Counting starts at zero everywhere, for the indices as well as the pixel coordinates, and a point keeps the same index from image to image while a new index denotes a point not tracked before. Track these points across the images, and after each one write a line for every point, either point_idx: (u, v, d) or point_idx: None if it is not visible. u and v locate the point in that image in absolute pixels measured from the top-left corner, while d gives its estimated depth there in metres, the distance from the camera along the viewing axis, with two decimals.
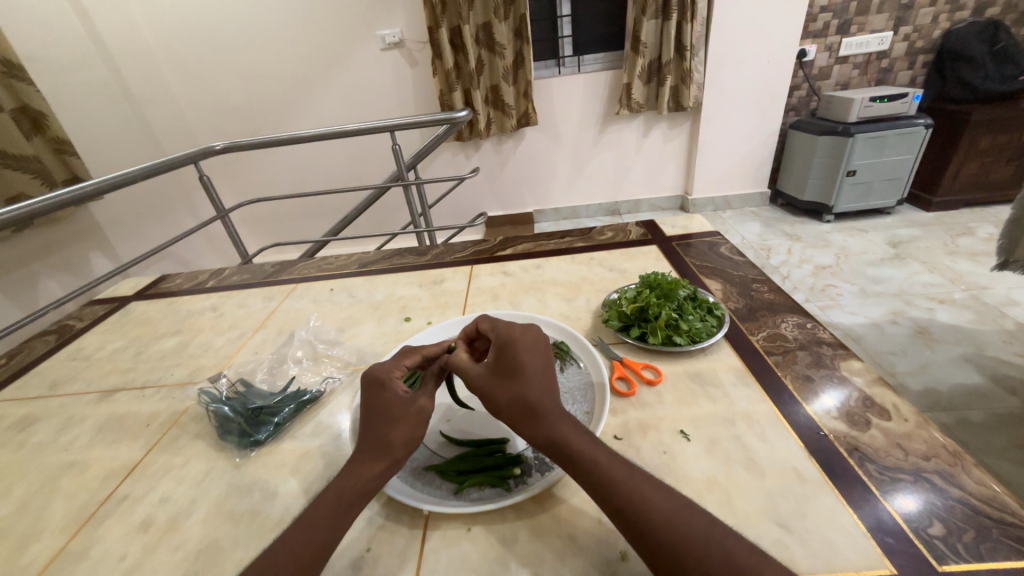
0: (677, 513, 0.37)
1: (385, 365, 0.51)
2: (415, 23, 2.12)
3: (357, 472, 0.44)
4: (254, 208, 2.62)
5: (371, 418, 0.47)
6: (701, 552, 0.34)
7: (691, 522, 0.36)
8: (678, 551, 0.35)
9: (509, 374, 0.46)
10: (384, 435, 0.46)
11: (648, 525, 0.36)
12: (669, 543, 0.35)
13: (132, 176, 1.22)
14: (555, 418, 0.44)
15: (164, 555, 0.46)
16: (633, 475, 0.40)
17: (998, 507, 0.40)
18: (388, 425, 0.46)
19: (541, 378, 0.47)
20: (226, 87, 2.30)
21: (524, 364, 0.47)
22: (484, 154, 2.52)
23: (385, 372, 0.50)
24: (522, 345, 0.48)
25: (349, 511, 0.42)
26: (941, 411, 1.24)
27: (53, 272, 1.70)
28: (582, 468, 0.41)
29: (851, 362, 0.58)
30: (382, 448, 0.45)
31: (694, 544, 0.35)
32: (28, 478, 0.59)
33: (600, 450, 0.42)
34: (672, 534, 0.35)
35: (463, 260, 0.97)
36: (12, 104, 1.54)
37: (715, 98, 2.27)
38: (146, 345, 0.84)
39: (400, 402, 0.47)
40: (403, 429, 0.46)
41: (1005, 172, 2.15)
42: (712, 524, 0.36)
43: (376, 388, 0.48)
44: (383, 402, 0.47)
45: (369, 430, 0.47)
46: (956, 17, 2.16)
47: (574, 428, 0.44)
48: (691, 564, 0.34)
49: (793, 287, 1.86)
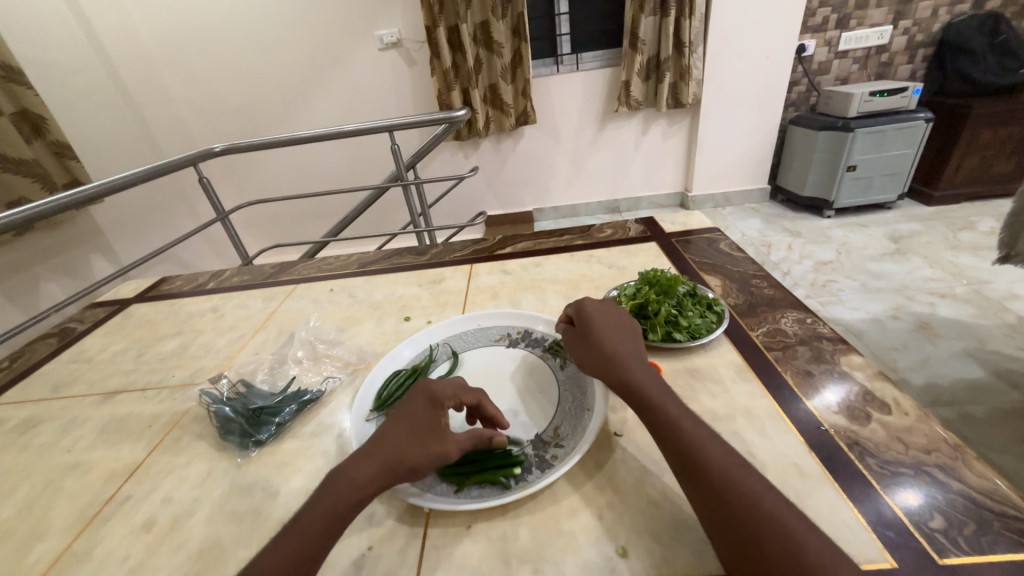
0: (730, 466, 0.39)
1: (447, 386, 0.48)
2: (412, 23, 2.12)
3: (349, 488, 0.40)
4: (254, 210, 2.62)
5: (404, 435, 0.44)
6: (747, 500, 0.36)
7: (743, 475, 0.38)
8: (726, 494, 0.37)
9: (604, 329, 0.52)
10: (405, 452, 0.42)
11: (704, 468, 0.39)
12: (720, 487, 0.37)
13: (131, 178, 1.22)
14: (642, 367, 0.48)
15: (167, 554, 0.46)
16: (698, 428, 0.42)
17: (999, 500, 0.40)
18: (415, 445, 0.43)
19: (627, 334, 0.52)
20: (224, 89, 2.30)
21: (612, 325, 0.53)
22: (483, 153, 2.52)
23: (447, 397, 0.47)
24: (601, 320, 0.54)
25: (328, 535, 0.39)
26: (944, 406, 1.24)
27: (55, 275, 1.71)
28: (652, 410, 0.44)
29: (851, 356, 0.58)
30: (391, 466, 0.42)
31: (741, 492, 0.36)
32: (31, 480, 0.59)
33: (670, 401, 0.44)
34: (726, 480, 0.37)
35: (462, 259, 0.97)
36: (11, 109, 1.55)
37: (713, 94, 2.26)
38: (148, 347, 0.84)
39: (440, 431, 0.44)
40: (426, 454, 0.42)
41: (1005, 166, 2.15)
42: (762, 483, 0.37)
43: (433, 411, 0.45)
44: (426, 424, 0.44)
45: (388, 439, 0.44)
46: (955, 11, 2.15)
47: (656, 378, 0.47)
48: (736, 509, 0.36)
49: (794, 282, 1.85)
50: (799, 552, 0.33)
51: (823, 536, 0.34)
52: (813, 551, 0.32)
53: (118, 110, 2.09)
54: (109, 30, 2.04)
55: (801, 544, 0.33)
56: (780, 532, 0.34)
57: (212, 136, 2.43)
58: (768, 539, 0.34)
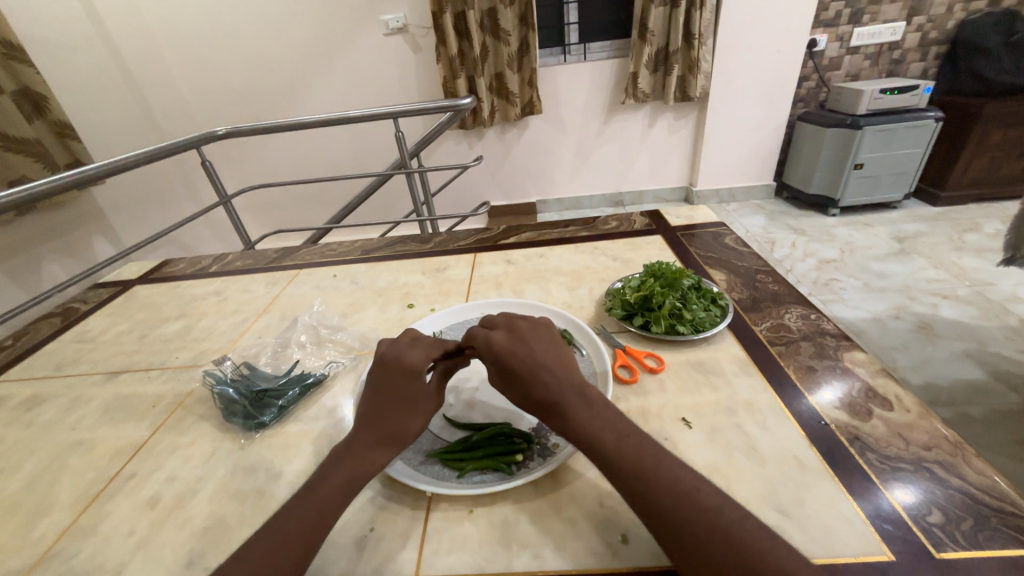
0: (680, 488, 0.37)
1: (410, 355, 0.50)
2: (418, 7, 2.09)
3: (352, 462, 0.44)
4: (256, 195, 2.62)
5: (387, 405, 0.47)
6: (706, 530, 0.34)
7: (698, 499, 0.36)
8: (681, 528, 0.35)
9: (528, 360, 0.47)
10: (397, 424, 0.47)
11: (654, 503, 0.37)
12: (674, 521, 0.35)
13: (133, 160, 1.21)
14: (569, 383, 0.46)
15: (171, 531, 0.47)
16: (641, 453, 0.40)
17: (997, 496, 0.40)
18: (409, 416, 0.47)
19: (550, 353, 0.49)
20: (228, 72, 2.27)
21: (539, 348, 0.49)
22: (488, 143, 2.50)
23: (419, 362, 0.49)
24: (521, 355, 0.48)
25: (334, 506, 0.41)
26: (942, 406, 1.25)
27: (57, 256, 1.71)
28: (590, 448, 0.42)
29: (854, 353, 0.58)
30: (390, 437, 0.46)
31: (699, 524, 0.35)
32: (36, 455, 0.59)
33: (606, 429, 0.43)
34: (678, 511, 0.36)
35: (466, 248, 0.97)
36: (12, 86, 1.53)
37: (722, 88, 2.24)
38: (151, 328, 0.85)
39: (420, 399, 0.48)
40: (418, 420, 0.47)
41: (1014, 167, 2.13)
42: (720, 501, 0.36)
43: (409, 380, 0.48)
44: (407, 390, 0.48)
45: (380, 419, 0.47)
46: (971, 8, 2.11)
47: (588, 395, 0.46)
48: (695, 541, 0.34)
49: (796, 280, 1.85)
50: None
51: (793, 552, 0.33)
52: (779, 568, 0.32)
53: None
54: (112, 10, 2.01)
55: (771, 568, 0.32)
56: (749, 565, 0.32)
57: (216, 119, 2.41)
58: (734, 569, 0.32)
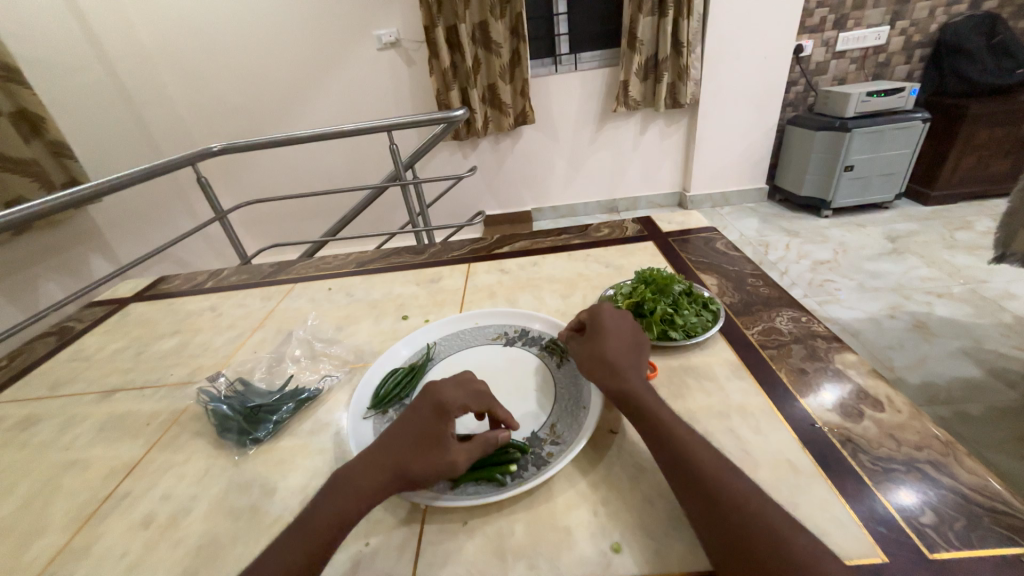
0: (720, 471, 0.39)
1: (456, 395, 0.47)
2: (411, 22, 2.12)
3: (350, 496, 0.42)
4: (252, 210, 2.62)
5: (409, 441, 0.45)
6: (738, 501, 0.37)
7: (731, 479, 0.39)
8: (717, 497, 0.37)
9: (637, 348, 0.53)
10: (407, 462, 0.43)
11: (696, 476, 0.39)
12: (712, 490, 0.38)
13: (128, 178, 1.22)
14: (636, 371, 0.50)
15: (165, 551, 0.46)
16: (689, 432, 0.43)
17: (990, 496, 0.40)
18: (423, 462, 0.43)
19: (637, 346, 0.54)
20: (224, 88, 2.30)
21: (635, 354, 0.52)
22: (482, 153, 2.52)
23: (453, 404, 0.46)
24: (634, 341, 0.54)
25: (327, 539, 0.40)
26: (939, 404, 1.25)
27: (54, 274, 1.71)
28: (647, 418, 0.45)
29: (845, 355, 0.58)
30: (397, 474, 0.43)
31: (733, 499, 0.37)
32: (30, 477, 0.59)
33: (663, 409, 0.45)
34: (716, 486, 0.38)
35: (460, 258, 0.97)
36: (9, 108, 1.54)
37: (712, 94, 2.27)
38: (147, 345, 0.85)
39: (444, 441, 0.44)
40: (433, 471, 0.43)
41: (1002, 165, 2.16)
42: (752, 488, 0.38)
43: (436, 419, 0.46)
44: (433, 431, 0.45)
45: (396, 451, 0.44)
46: (952, 11, 2.15)
47: (640, 375, 0.49)
48: (730, 514, 0.36)
49: (791, 282, 1.86)
50: (791, 549, 0.34)
51: (809, 537, 0.35)
52: (804, 551, 0.34)
53: (117, 109, 2.08)
54: (109, 31, 2.04)
55: (789, 541, 0.34)
56: (772, 533, 0.35)
57: (211, 135, 2.42)
58: (761, 536, 0.35)
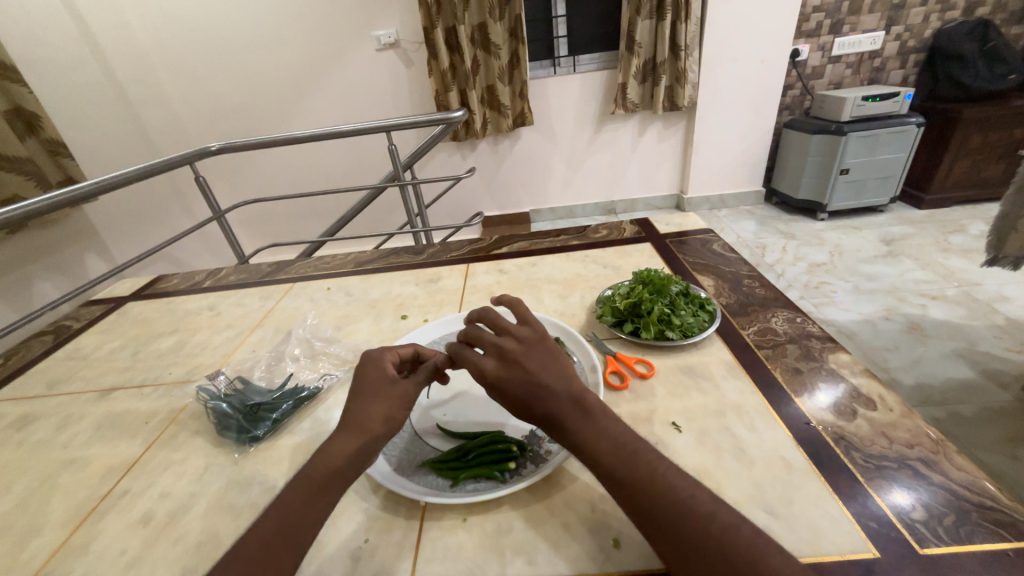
0: (681, 500, 0.37)
1: (380, 350, 0.51)
2: (410, 23, 2.13)
3: (324, 463, 0.43)
4: (250, 210, 2.62)
5: (357, 396, 0.48)
6: (702, 538, 0.35)
7: (694, 508, 0.36)
8: (678, 537, 0.35)
9: (569, 383, 0.45)
10: (366, 414, 0.46)
11: (655, 505, 0.37)
12: (671, 531, 0.36)
13: (125, 177, 1.21)
14: (561, 384, 0.45)
15: (165, 548, 0.47)
16: (638, 460, 0.40)
17: (980, 493, 0.41)
18: (368, 401, 0.47)
19: (562, 378, 0.45)
20: (222, 88, 2.30)
21: (571, 391, 0.44)
22: (481, 154, 2.54)
23: (381, 355, 0.51)
24: (560, 375, 0.45)
25: (308, 515, 0.41)
26: (934, 405, 1.26)
27: (49, 273, 1.70)
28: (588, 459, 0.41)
29: (839, 355, 0.59)
30: (359, 425, 0.45)
31: (697, 528, 0.35)
32: (27, 475, 0.59)
33: (605, 443, 0.42)
34: (680, 512, 0.36)
35: (459, 258, 0.98)
36: (5, 106, 1.54)
37: (709, 97, 2.28)
38: (144, 344, 0.85)
39: (393, 382, 0.48)
40: (387, 403, 0.47)
41: (995, 170, 2.18)
42: (716, 508, 0.36)
43: (378, 374, 0.49)
44: (374, 377, 0.49)
45: (351, 408, 0.47)
46: (946, 17, 2.18)
47: (570, 404, 0.44)
48: (692, 553, 0.34)
49: (787, 284, 1.87)
50: None
51: (785, 554, 0.34)
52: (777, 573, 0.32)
53: (115, 108, 2.07)
54: (104, 28, 2.03)
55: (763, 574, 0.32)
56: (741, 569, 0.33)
57: (210, 134, 2.42)
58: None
